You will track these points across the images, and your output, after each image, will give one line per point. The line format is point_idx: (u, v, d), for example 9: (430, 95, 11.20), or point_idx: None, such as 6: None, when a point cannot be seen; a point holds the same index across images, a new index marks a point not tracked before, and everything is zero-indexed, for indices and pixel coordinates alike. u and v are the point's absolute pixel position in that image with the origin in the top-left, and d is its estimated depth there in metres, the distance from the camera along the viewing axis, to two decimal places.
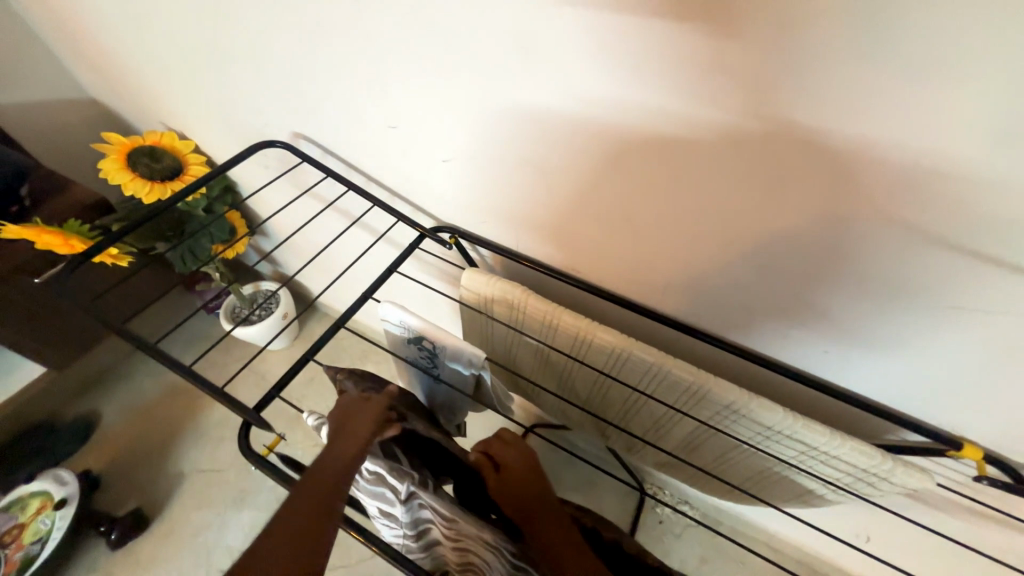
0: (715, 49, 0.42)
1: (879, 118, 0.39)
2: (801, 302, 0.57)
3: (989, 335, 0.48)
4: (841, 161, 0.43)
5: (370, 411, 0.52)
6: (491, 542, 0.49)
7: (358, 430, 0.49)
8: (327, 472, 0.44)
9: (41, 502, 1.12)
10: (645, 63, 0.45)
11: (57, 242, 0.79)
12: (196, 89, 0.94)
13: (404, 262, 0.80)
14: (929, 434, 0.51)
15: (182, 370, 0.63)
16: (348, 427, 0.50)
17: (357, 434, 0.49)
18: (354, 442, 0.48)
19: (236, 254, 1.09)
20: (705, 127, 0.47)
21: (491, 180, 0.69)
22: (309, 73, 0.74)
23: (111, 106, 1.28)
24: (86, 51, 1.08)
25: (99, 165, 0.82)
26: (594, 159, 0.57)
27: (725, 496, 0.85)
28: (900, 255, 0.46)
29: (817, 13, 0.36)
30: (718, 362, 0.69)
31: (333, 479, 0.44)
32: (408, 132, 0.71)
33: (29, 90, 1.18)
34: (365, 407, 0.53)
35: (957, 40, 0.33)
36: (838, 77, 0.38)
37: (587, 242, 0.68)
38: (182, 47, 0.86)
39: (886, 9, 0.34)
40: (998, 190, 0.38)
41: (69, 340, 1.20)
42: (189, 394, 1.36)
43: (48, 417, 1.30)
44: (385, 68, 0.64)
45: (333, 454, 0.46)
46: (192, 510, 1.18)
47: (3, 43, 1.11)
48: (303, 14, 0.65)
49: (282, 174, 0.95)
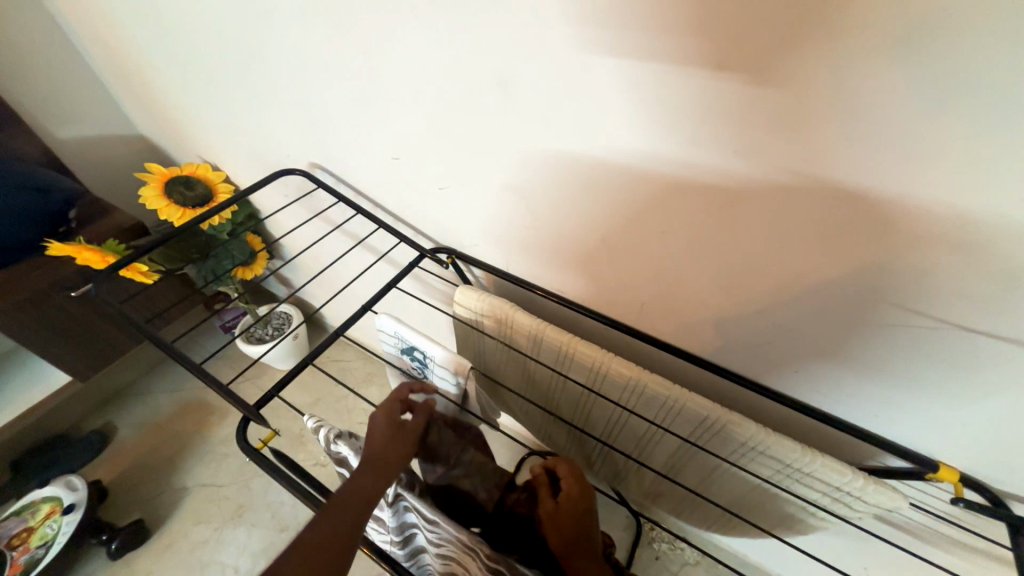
0: (699, 106, 0.45)
1: (849, 164, 0.42)
2: (788, 334, 0.60)
3: (982, 372, 0.49)
4: (806, 202, 0.46)
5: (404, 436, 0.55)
6: (468, 543, 0.51)
7: (387, 455, 0.52)
8: (354, 495, 0.48)
9: (51, 507, 1.12)
10: (648, 108, 0.48)
11: (95, 257, 0.96)
12: (228, 120, 1.02)
13: (402, 279, 0.84)
14: (899, 452, 0.55)
15: (188, 363, 0.64)
16: (381, 450, 0.52)
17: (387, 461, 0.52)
18: (387, 466, 0.52)
19: (254, 274, 1.19)
20: (700, 165, 0.50)
21: (497, 208, 0.73)
22: (328, 109, 0.79)
23: (152, 137, 1.38)
24: (135, 88, 1.18)
25: (140, 192, 0.96)
26: (594, 190, 0.60)
27: (719, 528, 0.84)
28: (872, 298, 0.50)
29: (814, 62, 0.38)
30: (700, 382, 0.73)
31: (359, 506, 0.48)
32: (411, 161, 0.76)
33: (86, 125, 1.30)
34: (404, 428, 0.55)
35: (954, 91, 0.35)
36: (841, 118, 0.40)
37: (583, 269, 0.72)
38: (218, 83, 0.94)
39: (882, 59, 0.36)
40: (992, 232, 0.39)
41: (92, 353, 1.27)
42: (200, 412, 1.42)
43: (66, 428, 1.36)
44: (396, 107, 0.69)
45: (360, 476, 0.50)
46: (191, 525, 1.22)
47: (62, 81, 1.21)
48: (323, 57, 0.70)
49: (298, 200, 0.99)
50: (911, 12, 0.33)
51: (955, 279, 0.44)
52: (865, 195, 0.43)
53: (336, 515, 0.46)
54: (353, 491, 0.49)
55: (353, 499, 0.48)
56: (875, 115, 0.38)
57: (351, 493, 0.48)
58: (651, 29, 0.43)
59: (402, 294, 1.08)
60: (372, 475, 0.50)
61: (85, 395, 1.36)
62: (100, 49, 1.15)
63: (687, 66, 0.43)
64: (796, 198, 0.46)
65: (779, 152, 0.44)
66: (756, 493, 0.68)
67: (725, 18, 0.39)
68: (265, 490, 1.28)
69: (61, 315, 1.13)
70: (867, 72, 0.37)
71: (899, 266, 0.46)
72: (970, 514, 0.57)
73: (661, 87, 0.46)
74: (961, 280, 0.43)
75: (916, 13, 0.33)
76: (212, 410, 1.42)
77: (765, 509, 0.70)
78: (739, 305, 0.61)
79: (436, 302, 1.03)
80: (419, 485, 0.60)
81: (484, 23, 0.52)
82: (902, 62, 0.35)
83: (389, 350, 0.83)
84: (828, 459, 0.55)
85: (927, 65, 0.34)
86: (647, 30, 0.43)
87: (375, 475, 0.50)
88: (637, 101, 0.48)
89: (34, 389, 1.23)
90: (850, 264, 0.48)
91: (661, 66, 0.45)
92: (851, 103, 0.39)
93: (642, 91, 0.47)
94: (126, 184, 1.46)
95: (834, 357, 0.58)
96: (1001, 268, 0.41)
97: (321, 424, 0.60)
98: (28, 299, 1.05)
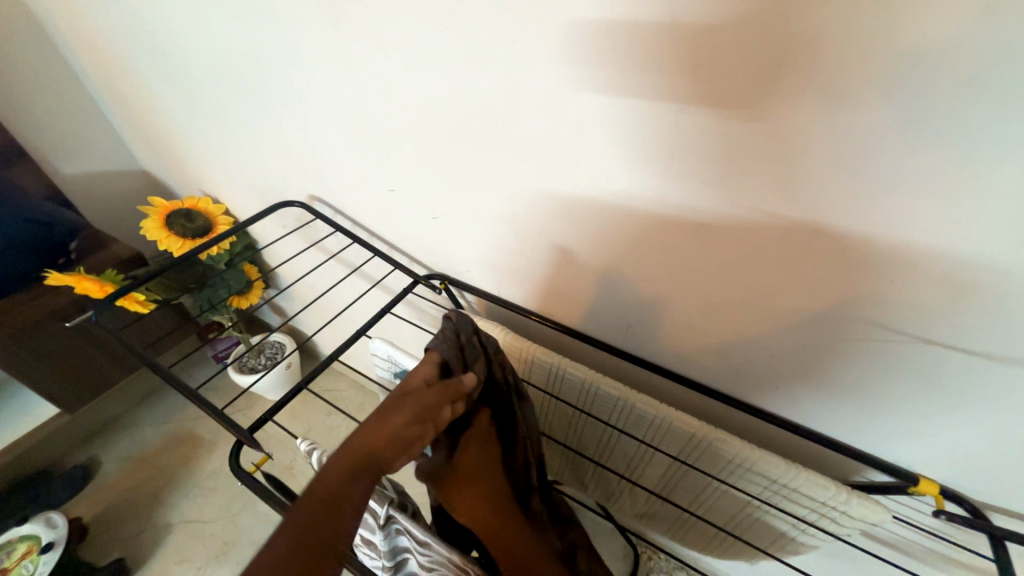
0: (675, 139, 0.49)
1: (813, 191, 0.45)
2: (769, 354, 0.62)
3: (952, 385, 0.51)
4: (773, 226, 0.50)
5: (412, 417, 0.46)
6: (460, 564, 0.51)
7: (381, 439, 0.44)
8: (332, 496, 0.40)
9: (28, 547, 1.08)
10: (629, 142, 0.52)
11: (96, 287, 0.98)
12: (232, 156, 1.06)
13: (396, 305, 0.86)
14: (883, 467, 0.57)
15: (184, 388, 0.64)
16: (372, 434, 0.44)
17: (382, 447, 0.44)
18: (366, 456, 0.43)
19: (249, 303, 1.20)
20: (674, 193, 0.53)
21: (488, 234, 0.76)
22: (328, 145, 0.83)
23: (154, 172, 1.42)
24: (142, 126, 1.23)
25: (142, 224, 0.99)
26: (579, 217, 0.63)
27: (715, 552, 0.83)
28: (846, 314, 0.52)
29: (781, 101, 0.42)
30: (687, 401, 0.75)
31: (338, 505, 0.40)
32: (405, 193, 0.80)
33: (92, 161, 1.34)
34: (418, 407, 0.47)
35: (908, 126, 0.38)
36: (805, 149, 0.43)
37: (570, 292, 0.75)
38: (223, 121, 0.99)
39: (842, 98, 0.39)
40: (945, 252, 0.43)
41: (82, 385, 1.25)
42: (188, 444, 1.39)
43: (48, 464, 1.33)
44: (392, 142, 0.73)
45: (342, 467, 0.42)
46: (173, 565, 1.18)
47: (71, 120, 1.26)
48: (325, 96, 0.75)
49: (296, 230, 1.03)
50: (862, 58, 0.37)
51: (916, 295, 0.47)
52: (826, 221, 0.46)
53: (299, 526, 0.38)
54: (332, 489, 0.41)
55: (330, 495, 0.40)
56: (838, 146, 0.42)
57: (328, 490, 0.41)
58: (629, 71, 0.48)
59: (396, 320, 1.10)
60: (356, 464, 0.43)
61: (70, 429, 1.33)
62: (110, 90, 1.21)
63: (666, 103, 0.47)
64: (763, 223, 0.50)
65: (749, 181, 0.48)
66: (748, 511, 0.68)
67: (695, 63, 0.44)
68: (252, 525, 1.25)
69: (54, 345, 1.13)
70: (824, 111, 0.41)
71: (864, 285, 0.49)
72: (953, 527, 0.58)
73: (639, 122, 0.50)
74: (921, 296, 0.46)
75: (861, 60, 0.37)
76: (200, 443, 1.40)
77: (757, 529, 0.71)
78: (719, 326, 0.63)
79: (430, 327, 1.05)
80: (410, 508, 0.60)
81: (476, 67, 0.57)
82: (860, 102, 0.39)
83: (382, 374, 0.85)
84: (811, 474, 0.56)
85: (882, 104, 0.38)
86: (626, 72, 0.48)
87: (358, 466, 0.43)
88: (618, 134, 0.52)
89: (20, 422, 1.21)
90: (819, 283, 0.51)
91: (639, 103, 0.49)
92: (810, 136, 0.42)
93: (622, 126, 0.52)
94: (126, 217, 1.49)
95: (813, 376, 0.60)
96: (955, 284, 0.44)
97: (315, 446, 0.61)
98: (22, 329, 1.05)
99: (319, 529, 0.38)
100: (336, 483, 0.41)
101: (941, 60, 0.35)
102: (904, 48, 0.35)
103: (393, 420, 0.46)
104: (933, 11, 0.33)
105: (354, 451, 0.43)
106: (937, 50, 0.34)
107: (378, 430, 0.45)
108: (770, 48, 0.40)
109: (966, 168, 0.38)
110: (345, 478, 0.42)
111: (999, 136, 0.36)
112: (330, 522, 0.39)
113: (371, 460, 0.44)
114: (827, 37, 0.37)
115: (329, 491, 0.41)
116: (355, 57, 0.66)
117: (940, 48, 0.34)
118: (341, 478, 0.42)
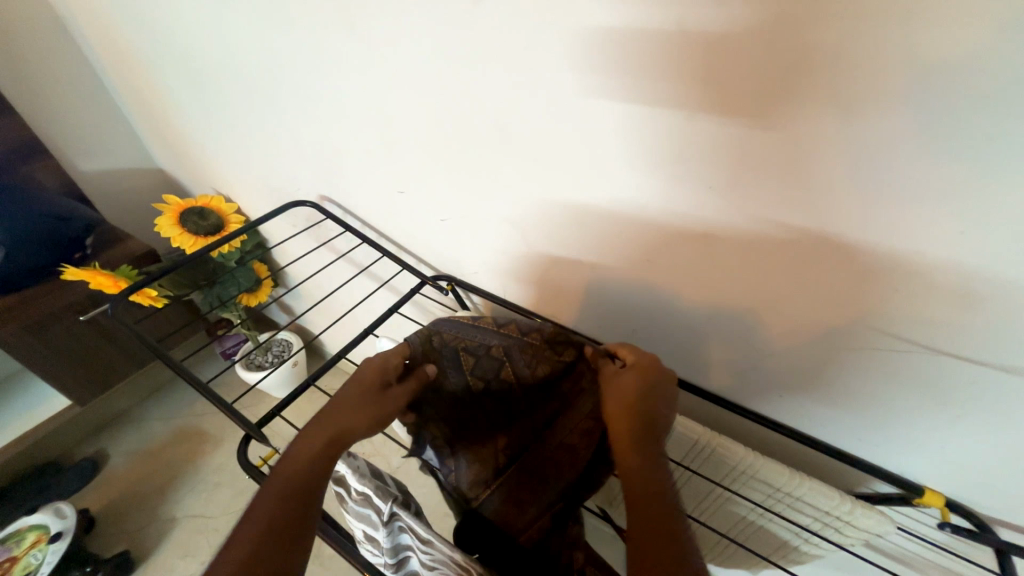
0: (683, 145, 0.50)
1: (820, 201, 0.46)
2: (775, 362, 0.62)
3: (958, 396, 0.51)
4: (779, 234, 0.50)
5: (364, 407, 0.53)
6: (462, 563, 0.51)
7: (333, 427, 0.51)
8: (292, 479, 0.47)
9: (38, 536, 1.09)
10: (638, 149, 0.53)
11: (109, 282, 0.99)
12: (246, 155, 1.08)
13: (403, 305, 0.87)
14: (890, 478, 0.56)
15: (193, 381, 0.65)
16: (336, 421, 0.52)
17: (334, 435, 0.51)
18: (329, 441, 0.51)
19: (258, 301, 1.22)
20: (681, 199, 0.54)
21: (496, 237, 0.76)
22: (341, 147, 0.84)
23: (169, 171, 1.45)
24: (160, 126, 1.26)
25: (156, 221, 1.01)
26: (585, 221, 0.64)
27: (718, 559, 0.83)
28: (851, 323, 0.52)
29: (794, 109, 0.42)
30: (691, 407, 0.75)
31: (297, 488, 0.46)
32: (415, 195, 0.81)
33: (110, 160, 1.37)
34: (370, 398, 0.54)
35: (919, 138, 0.38)
36: (816, 157, 0.43)
37: (576, 296, 0.75)
38: (238, 122, 1.00)
39: (854, 107, 0.40)
40: (952, 261, 0.43)
41: (94, 378, 1.27)
42: (195, 439, 1.41)
43: (58, 455, 1.35)
44: (404, 144, 0.74)
45: (299, 458, 0.49)
46: (177, 558, 1.19)
47: (91, 119, 1.30)
48: (339, 98, 0.76)
49: (306, 229, 1.04)
50: (873, 69, 0.37)
51: (922, 305, 0.47)
52: (831, 229, 0.47)
53: (267, 502, 0.45)
54: (290, 476, 0.47)
55: (291, 480, 0.47)
56: (849, 155, 0.42)
57: (288, 478, 0.47)
58: (638, 78, 0.48)
59: (402, 320, 1.11)
60: (312, 452, 0.49)
61: (81, 421, 1.35)
62: (129, 91, 1.24)
63: (677, 111, 0.48)
64: (769, 232, 0.50)
65: (756, 188, 0.48)
66: (751, 518, 0.68)
67: (705, 72, 0.44)
68: None
69: (67, 338, 1.15)
70: (834, 120, 0.41)
71: (870, 295, 0.49)
72: (958, 540, 0.58)
73: (646, 129, 0.51)
74: (927, 306, 0.46)
75: (872, 71, 0.37)
76: (206, 438, 1.42)
77: (760, 537, 0.70)
78: (724, 332, 0.63)
79: None
80: (413, 506, 0.61)
81: (487, 73, 0.58)
82: (872, 112, 0.39)
83: None
84: (815, 483, 0.56)
85: (893, 114, 0.38)
86: (635, 79, 0.48)
87: (315, 453, 0.49)
88: (627, 140, 0.53)
89: (33, 413, 1.23)
90: (825, 292, 0.51)
91: (647, 110, 0.50)
92: (819, 144, 0.43)
93: (631, 132, 0.52)
94: (140, 214, 1.52)
95: (818, 384, 0.60)
96: (962, 294, 0.44)
97: None
98: (37, 321, 1.07)
99: (283, 505, 0.45)
100: (295, 471, 0.48)
101: (946, 72, 0.35)
102: (913, 56, 0.36)
103: (354, 411, 0.53)
104: (941, 20, 0.34)
105: (308, 443, 0.50)
106: (945, 59, 0.35)
107: (328, 420, 0.52)
108: (778, 56, 0.40)
109: (974, 179, 0.38)
110: (303, 466, 0.48)
111: (1008, 145, 0.36)
112: (293, 499, 0.45)
113: (326, 447, 0.50)
114: (837, 47, 0.38)
115: (292, 476, 0.47)
116: (369, 62, 0.67)
117: (948, 57, 0.35)
118: (298, 466, 0.48)
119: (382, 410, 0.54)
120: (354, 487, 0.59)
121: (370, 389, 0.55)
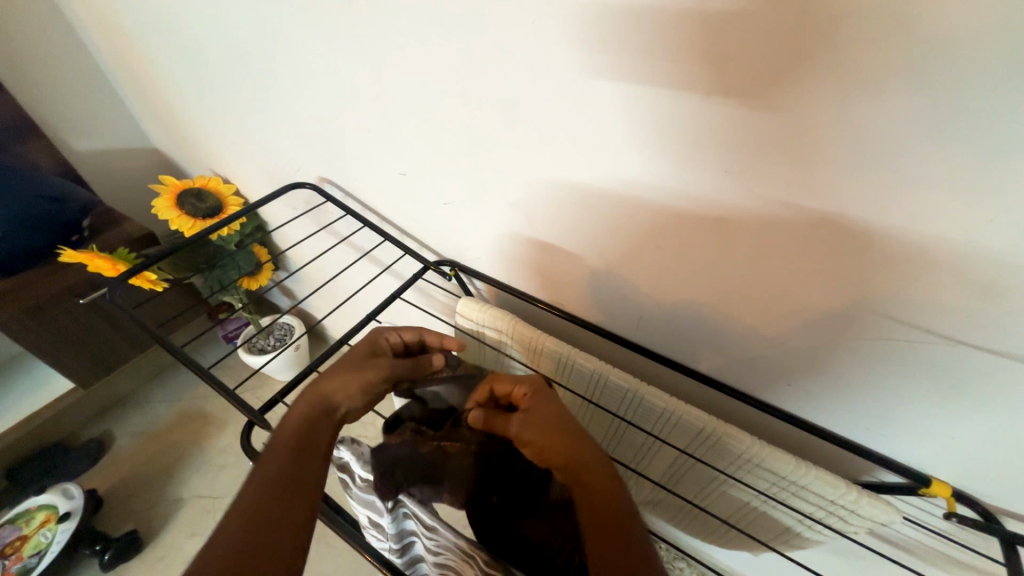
0: (690, 129, 0.47)
1: (841, 190, 0.43)
2: (779, 352, 0.61)
3: (965, 389, 0.50)
4: (794, 221, 0.48)
5: (351, 374, 0.57)
6: (465, 549, 0.52)
7: (321, 397, 0.54)
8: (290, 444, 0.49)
9: (46, 515, 1.12)
10: (642, 133, 0.51)
11: (107, 265, 0.98)
12: (241, 134, 1.05)
13: (404, 291, 0.85)
14: (898, 469, 0.56)
15: (195, 369, 0.65)
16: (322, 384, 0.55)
17: (324, 401, 0.54)
18: (315, 404, 0.53)
19: (259, 285, 1.22)
20: (689, 186, 0.52)
21: (499, 223, 0.75)
22: (340, 130, 0.82)
23: (165, 152, 1.42)
24: (153, 104, 1.23)
25: (153, 203, 0.99)
26: (594, 205, 0.62)
27: (719, 544, 0.84)
28: (860, 314, 0.51)
29: (807, 88, 0.40)
30: (694, 394, 0.75)
31: (290, 453, 0.48)
32: (416, 179, 0.79)
33: (105, 140, 1.34)
34: (359, 367, 0.58)
35: (935, 127, 0.37)
36: (843, 140, 0.41)
37: (581, 284, 0.74)
38: (232, 98, 0.97)
39: (871, 89, 0.37)
40: (969, 252, 0.41)
41: (95, 361, 1.28)
42: (199, 421, 1.43)
43: (63, 437, 1.36)
44: (403, 122, 0.71)
45: (288, 427, 0.51)
46: (185, 536, 1.21)
47: (84, 99, 1.27)
48: (336, 76, 0.73)
49: (306, 212, 1.02)
50: (893, 49, 0.35)
51: (934, 298, 0.45)
52: (849, 217, 0.45)
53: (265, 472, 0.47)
54: (283, 448, 0.49)
55: (281, 456, 0.48)
56: (864, 138, 0.40)
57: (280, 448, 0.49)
58: (645, 59, 0.46)
59: (405, 304, 1.10)
60: (301, 414, 0.52)
61: (85, 404, 1.36)
62: (120, 67, 1.20)
63: (686, 91, 0.45)
64: (786, 220, 0.48)
65: (769, 174, 0.46)
66: (755, 505, 0.68)
67: (713, 51, 0.42)
68: None
69: (66, 320, 1.15)
70: (846, 101, 0.39)
71: (883, 286, 0.47)
72: (963, 529, 0.58)
73: (654, 108, 0.48)
74: (941, 298, 0.45)
75: (889, 52, 0.35)
76: (211, 420, 1.43)
77: (762, 523, 0.71)
78: (731, 320, 0.62)
79: (439, 312, 1.05)
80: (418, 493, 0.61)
81: (489, 49, 0.55)
82: (891, 95, 0.37)
83: None
84: (822, 472, 0.55)
85: (917, 97, 0.36)
86: (639, 60, 0.46)
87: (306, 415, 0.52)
88: (635, 123, 0.50)
89: (38, 396, 1.24)
90: (837, 281, 0.50)
91: (652, 90, 0.47)
92: (831, 129, 0.40)
93: (637, 113, 0.50)
94: (137, 195, 1.50)
95: (823, 373, 0.59)
96: (986, 284, 0.42)
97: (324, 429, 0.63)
98: (36, 304, 1.07)
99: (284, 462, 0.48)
100: (294, 428, 0.51)
101: (967, 57, 0.33)
102: (930, 39, 0.33)
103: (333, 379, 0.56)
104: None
105: (297, 410, 0.53)
106: (964, 42, 0.33)
107: (314, 391, 0.54)
108: (789, 33, 0.38)
109: (995, 170, 0.36)
110: (291, 432, 0.51)
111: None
112: (294, 460, 0.48)
113: (317, 411, 0.53)
114: (854, 24, 0.35)
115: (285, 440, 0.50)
116: (371, 39, 0.64)
117: (964, 39, 0.33)
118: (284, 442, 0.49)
119: (365, 372, 0.57)
120: (359, 475, 0.60)
121: (355, 366, 0.58)
